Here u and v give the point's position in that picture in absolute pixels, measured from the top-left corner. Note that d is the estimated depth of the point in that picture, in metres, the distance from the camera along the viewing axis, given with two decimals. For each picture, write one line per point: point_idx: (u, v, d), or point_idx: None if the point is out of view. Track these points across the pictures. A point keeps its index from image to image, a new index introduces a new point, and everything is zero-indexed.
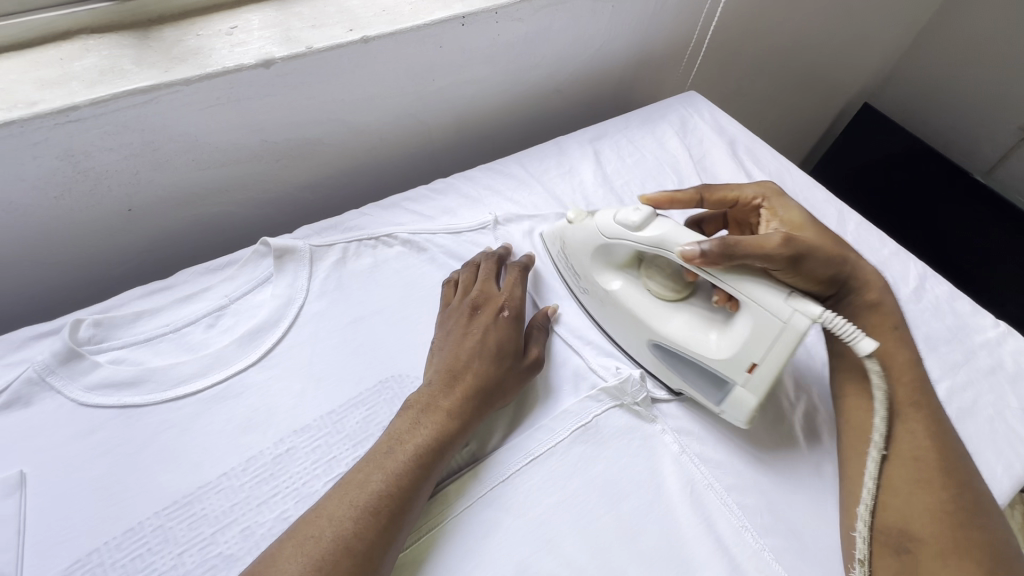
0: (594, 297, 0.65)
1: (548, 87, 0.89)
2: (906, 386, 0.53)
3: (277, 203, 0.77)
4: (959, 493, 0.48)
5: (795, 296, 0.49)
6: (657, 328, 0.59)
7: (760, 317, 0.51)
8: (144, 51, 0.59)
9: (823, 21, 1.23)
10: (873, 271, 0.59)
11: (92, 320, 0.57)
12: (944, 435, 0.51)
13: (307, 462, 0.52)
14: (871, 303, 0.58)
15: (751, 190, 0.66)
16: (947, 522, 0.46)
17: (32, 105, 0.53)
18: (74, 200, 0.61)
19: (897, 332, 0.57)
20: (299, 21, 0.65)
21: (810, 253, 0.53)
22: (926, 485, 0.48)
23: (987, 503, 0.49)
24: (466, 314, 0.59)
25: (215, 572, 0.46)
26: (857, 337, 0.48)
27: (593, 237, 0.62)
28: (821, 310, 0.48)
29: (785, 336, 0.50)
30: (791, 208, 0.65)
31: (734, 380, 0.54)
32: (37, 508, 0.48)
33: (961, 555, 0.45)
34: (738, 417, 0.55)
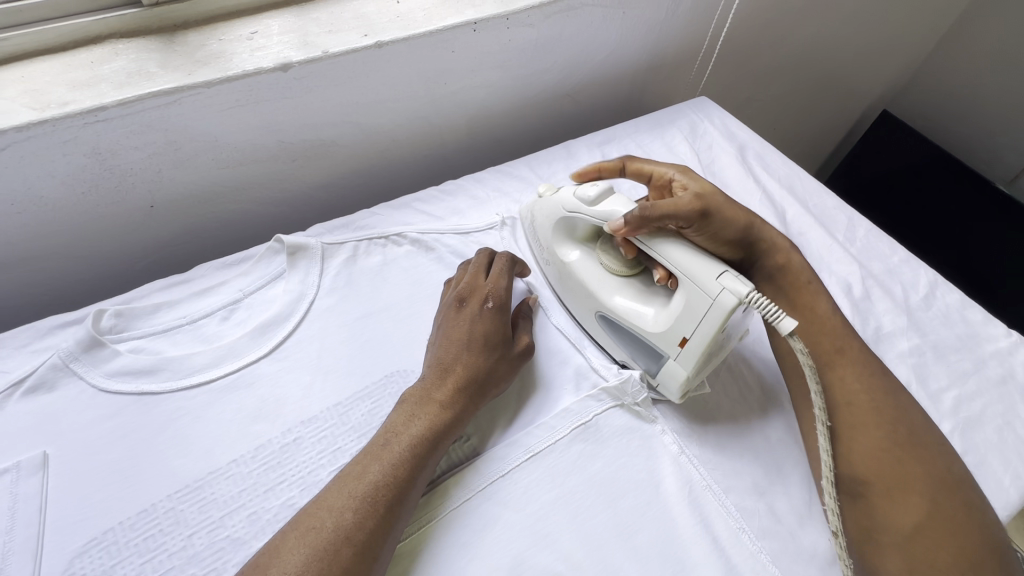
0: (553, 269, 0.67)
1: (558, 92, 0.91)
2: (830, 336, 0.59)
3: (292, 202, 0.80)
4: (894, 429, 0.53)
5: (726, 275, 0.52)
6: (602, 299, 0.62)
7: (693, 293, 0.54)
8: (170, 55, 0.62)
9: (839, 28, 1.22)
10: (779, 235, 0.66)
11: (113, 311, 0.60)
12: (872, 375, 0.56)
13: (313, 452, 0.54)
14: (780, 265, 0.65)
15: (666, 167, 0.68)
16: (888, 461, 0.51)
17: (64, 105, 0.56)
18: (100, 195, 0.64)
19: (810, 286, 0.63)
20: (317, 27, 0.67)
21: (715, 214, 0.62)
22: (862, 428, 0.53)
23: (924, 433, 0.53)
24: (454, 308, 0.60)
25: (223, 554, 0.48)
26: (778, 316, 0.50)
27: (556, 212, 0.65)
28: (748, 290, 0.51)
29: (713, 314, 0.53)
30: (700, 179, 0.65)
31: (667, 353, 0.57)
32: (58, 488, 0.50)
33: (905, 490, 0.50)
34: (670, 389, 0.58)
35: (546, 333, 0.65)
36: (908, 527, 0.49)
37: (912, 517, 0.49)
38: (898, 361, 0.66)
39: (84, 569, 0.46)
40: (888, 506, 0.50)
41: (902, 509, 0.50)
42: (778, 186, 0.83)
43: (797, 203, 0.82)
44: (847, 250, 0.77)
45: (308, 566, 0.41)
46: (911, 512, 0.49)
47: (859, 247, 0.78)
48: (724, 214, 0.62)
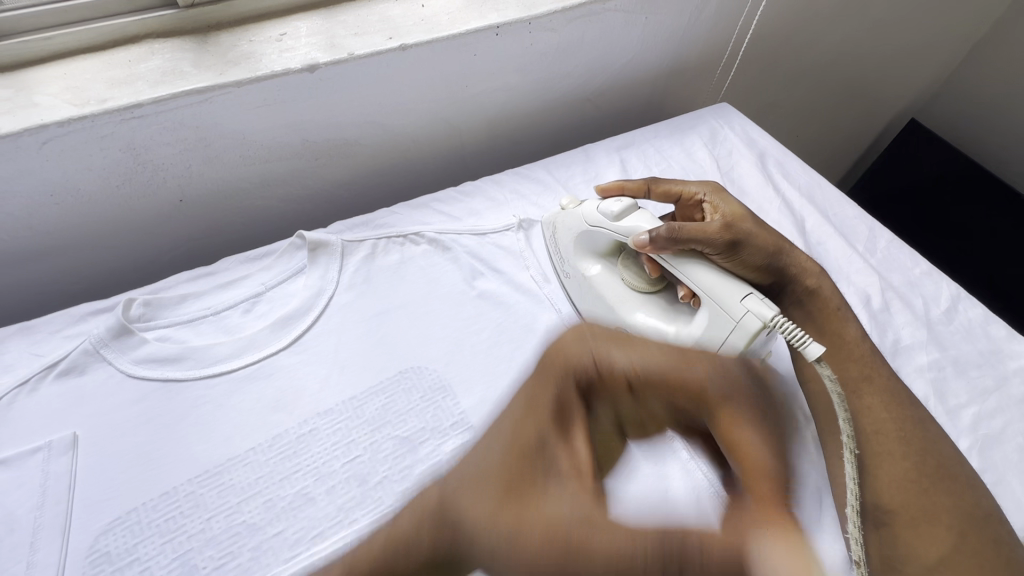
0: (573, 282, 0.68)
1: (578, 96, 0.91)
2: (857, 363, 0.58)
3: (314, 199, 0.82)
4: (921, 460, 0.53)
5: (752, 297, 0.53)
6: (624, 315, 0.62)
7: (718, 314, 0.54)
8: (203, 55, 0.64)
9: (866, 35, 1.20)
10: (808, 259, 0.65)
11: (142, 299, 0.62)
12: (900, 404, 0.56)
13: (328, 443, 0.55)
14: (809, 290, 0.63)
15: (695, 186, 0.68)
16: (913, 490, 0.51)
17: (102, 102, 0.59)
18: (133, 188, 0.67)
19: (839, 313, 0.62)
20: (343, 29, 0.69)
21: (747, 242, 0.61)
22: (889, 458, 0.53)
23: (951, 465, 0.53)
24: (524, 412, 0.32)
25: (239, 538, 0.49)
26: (807, 342, 0.49)
27: (579, 225, 0.66)
28: (774, 313, 0.51)
29: (736, 335, 0.52)
30: (732, 202, 0.66)
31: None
32: (87, 468, 0.52)
33: (930, 522, 0.50)
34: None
35: None
36: (933, 560, 0.48)
37: (936, 550, 0.48)
38: (917, 375, 0.65)
39: (109, 546, 0.48)
40: (913, 538, 0.49)
41: (927, 541, 0.49)
42: (797, 197, 0.82)
43: (816, 212, 0.81)
44: (867, 261, 0.76)
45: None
46: (934, 544, 0.49)
47: (880, 258, 0.77)
48: (756, 240, 0.62)
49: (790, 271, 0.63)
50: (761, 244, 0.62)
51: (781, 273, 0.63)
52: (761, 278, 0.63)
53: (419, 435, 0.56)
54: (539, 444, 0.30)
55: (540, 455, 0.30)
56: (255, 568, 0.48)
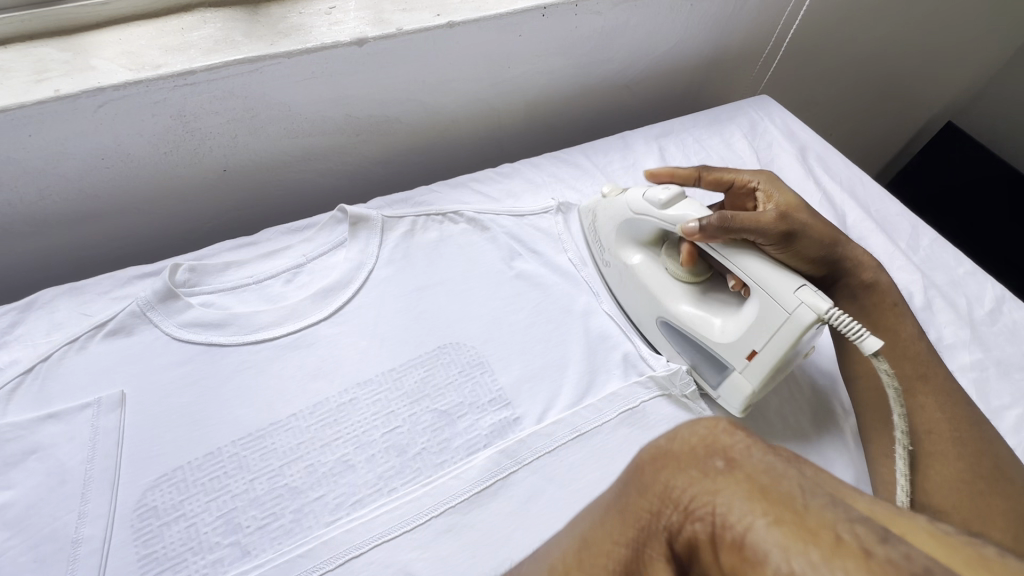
0: (615, 270, 0.68)
1: (618, 82, 0.90)
2: (911, 363, 0.58)
3: (352, 176, 0.82)
4: (977, 462, 0.52)
5: (804, 289, 0.52)
6: (666, 306, 0.62)
7: (768, 304, 0.54)
8: (254, 25, 0.64)
9: (910, 33, 1.18)
10: (865, 252, 0.64)
11: (187, 265, 0.63)
12: (955, 406, 0.55)
13: (368, 412, 0.56)
14: (865, 284, 0.63)
15: (747, 175, 0.67)
16: (966, 492, 0.50)
17: (156, 67, 0.59)
18: (179, 156, 0.68)
19: (895, 309, 0.61)
20: (391, 4, 0.69)
21: (802, 233, 0.60)
22: (941, 458, 0.52)
23: (1008, 468, 0.52)
24: (762, 503, 0.27)
25: (281, 500, 0.50)
26: (863, 335, 0.49)
27: (621, 212, 0.66)
28: (829, 306, 0.51)
29: (789, 328, 0.53)
30: (787, 191, 0.66)
31: (733, 365, 0.57)
32: (134, 425, 0.53)
33: (983, 524, 0.49)
34: (733, 403, 0.58)
35: (595, 317, 0.66)
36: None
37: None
38: (959, 374, 0.64)
39: (156, 501, 0.49)
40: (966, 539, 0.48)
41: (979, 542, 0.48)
42: (838, 191, 0.81)
43: (858, 207, 0.80)
44: (909, 259, 0.74)
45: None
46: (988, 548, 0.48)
47: (923, 257, 0.75)
48: (815, 232, 0.61)
49: (846, 264, 0.63)
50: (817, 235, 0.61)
51: (835, 266, 0.63)
52: (811, 269, 0.63)
53: (458, 409, 0.57)
54: (755, 549, 0.25)
55: (743, 559, 0.25)
56: (297, 530, 0.49)
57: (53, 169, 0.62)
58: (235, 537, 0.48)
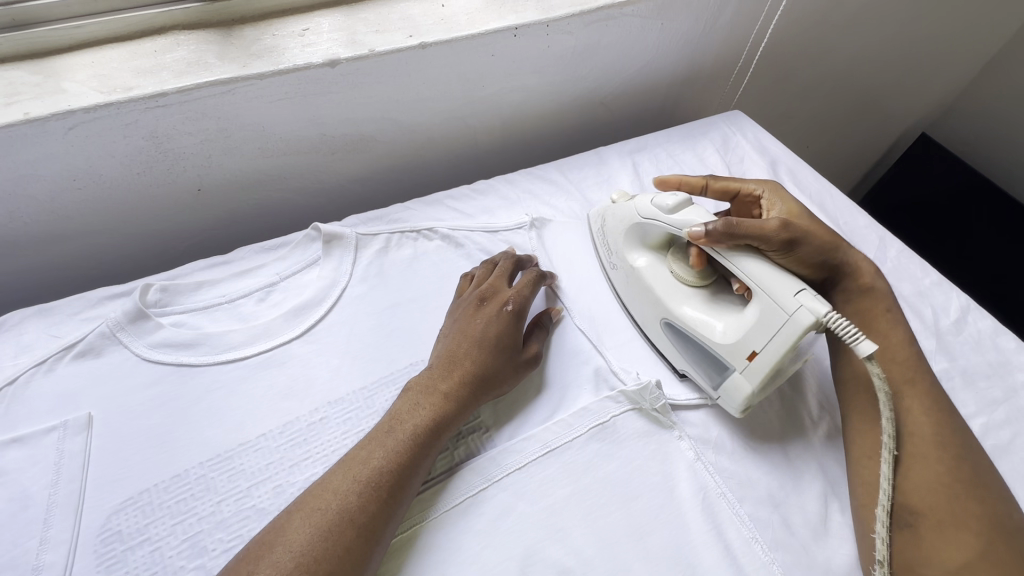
0: (621, 272, 0.69)
1: (592, 99, 0.92)
2: (899, 365, 0.58)
3: (328, 193, 0.83)
4: (954, 467, 0.52)
5: (804, 293, 0.52)
6: (670, 308, 0.62)
7: (769, 306, 0.54)
8: (227, 48, 0.65)
9: (881, 48, 1.21)
10: (864, 259, 0.65)
11: (159, 285, 0.63)
12: (938, 409, 0.55)
13: (338, 431, 0.55)
14: (864, 288, 0.64)
15: (753, 184, 0.70)
16: (944, 494, 0.50)
17: (128, 90, 0.60)
18: (153, 176, 0.68)
19: (888, 314, 0.63)
20: (364, 26, 0.70)
21: (805, 238, 0.60)
22: (923, 460, 0.52)
23: (985, 476, 0.52)
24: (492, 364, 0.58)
25: (248, 522, 0.50)
26: (859, 338, 0.49)
27: (630, 217, 0.67)
28: (827, 309, 0.50)
29: (789, 330, 0.52)
30: (790, 199, 0.68)
31: (733, 367, 0.57)
32: (101, 447, 0.53)
33: (957, 527, 0.49)
34: (732, 405, 0.58)
35: (567, 334, 0.66)
36: (957, 565, 0.48)
37: (961, 555, 0.48)
38: None
39: (121, 525, 0.49)
40: (938, 541, 0.49)
41: (952, 544, 0.49)
42: (808, 205, 0.83)
43: (827, 220, 0.81)
44: None
45: (311, 546, 0.42)
46: (960, 549, 0.48)
47: (890, 268, 0.77)
48: (818, 234, 0.62)
49: (844, 269, 0.64)
50: (821, 239, 0.62)
51: (832, 270, 0.64)
52: (812, 274, 0.63)
53: None
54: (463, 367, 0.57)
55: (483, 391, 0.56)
56: None
57: (24, 191, 0.62)
58: (201, 561, 0.48)
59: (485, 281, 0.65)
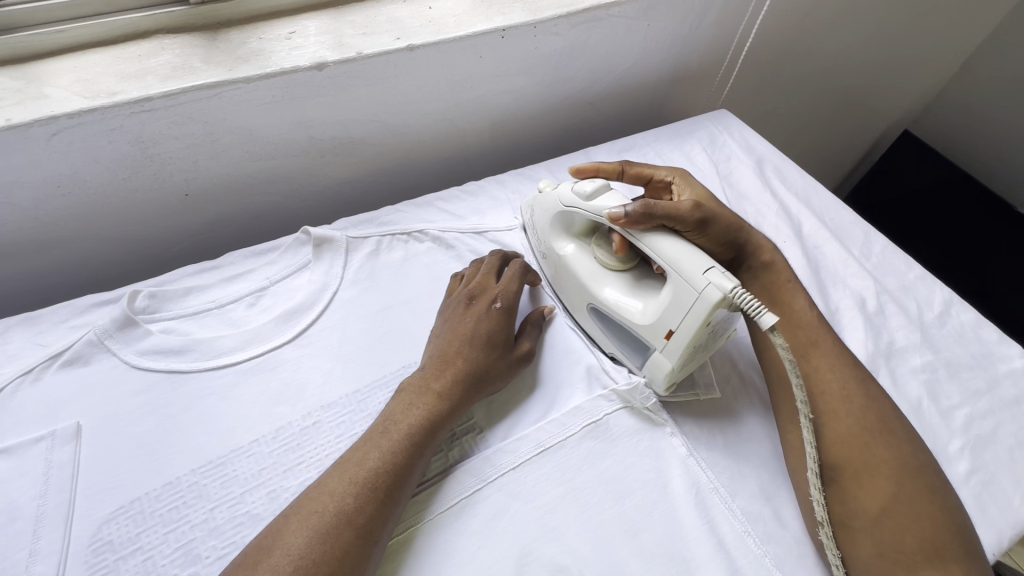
0: (550, 261, 0.69)
1: (580, 99, 0.93)
2: (803, 330, 0.61)
3: (318, 196, 0.83)
4: (863, 416, 0.54)
5: (713, 270, 0.52)
6: (593, 292, 0.63)
7: (680, 286, 0.54)
8: (213, 51, 0.65)
9: (863, 47, 1.23)
10: (766, 238, 0.68)
11: (147, 291, 0.62)
12: (843, 364, 0.58)
13: (331, 435, 0.55)
14: (765, 264, 0.66)
15: (664, 170, 0.72)
16: (857, 446, 0.53)
17: (112, 95, 0.59)
18: (139, 181, 0.67)
19: (789, 284, 0.65)
20: (351, 29, 0.70)
21: (714, 217, 0.63)
22: (834, 416, 0.55)
23: (892, 420, 0.55)
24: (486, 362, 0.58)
25: (242, 529, 0.49)
26: (761, 311, 0.49)
27: (554, 205, 0.67)
28: (734, 285, 0.51)
29: (700, 307, 0.53)
30: (696, 185, 0.71)
31: (653, 344, 0.58)
32: (90, 457, 0.52)
33: (873, 474, 0.51)
34: (658, 382, 0.59)
35: (558, 333, 0.67)
36: (877, 510, 0.50)
37: (880, 501, 0.50)
38: (910, 376, 0.66)
39: (112, 535, 0.48)
40: (858, 492, 0.51)
41: (871, 492, 0.51)
42: (795, 202, 0.84)
43: (813, 217, 0.82)
44: (862, 265, 0.77)
45: (310, 550, 0.42)
46: (878, 496, 0.50)
47: (874, 263, 0.78)
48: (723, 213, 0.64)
49: (750, 246, 0.66)
50: (728, 218, 0.64)
51: (741, 249, 0.66)
52: (721, 252, 0.65)
53: None
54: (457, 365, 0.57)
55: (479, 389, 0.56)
56: None
57: (6, 198, 0.61)
58: (194, 568, 0.47)
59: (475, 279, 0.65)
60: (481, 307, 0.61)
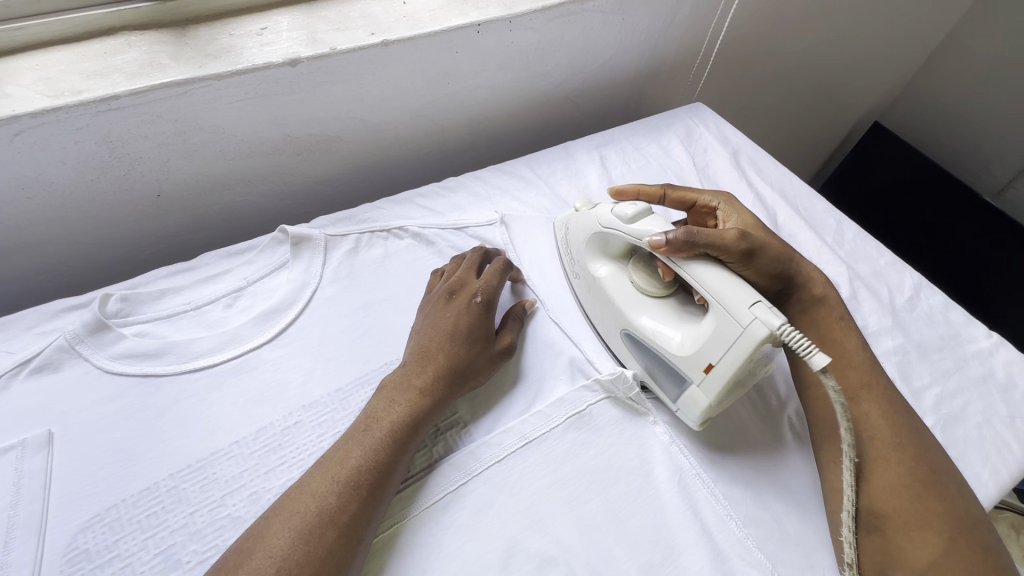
0: (583, 283, 0.69)
1: (557, 94, 0.93)
2: (855, 371, 0.59)
3: (295, 196, 0.82)
4: (914, 466, 0.53)
5: (759, 305, 0.51)
6: (629, 318, 0.62)
7: (724, 320, 0.53)
8: (182, 48, 0.63)
9: (834, 40, 1.25)
10: (816, 270, 0.67)
11: (119, 295, 0.61)
12: (895, 410, 0.56)
13: (313, 435, 0.55)
14: (815, 298, 0.65)
15: (709, 196, 0.72)
16: (907, 496, 0.51)
17: (77, 94, 0.58)
18: (107, 182, 0.66)
19: (840, 323, 0.64)
20: (324, 24, 0.69)
21: (763, 249, 0.61)
22: (885, 464, 0.53)
23: (944, 473, 0.53)
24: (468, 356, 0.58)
25: (224, 532, 0.49)
26: (812, 351, 0.47)
27: (591, 227, 0.67)
28: (780, 322, 0.50)
29: (742, 344, 0.51)
30: (744, 212, 0.70)
31: (691, 379, 0.56)
32: (63, 465, 0.51)
33: (922, 528, 0.50)
34: (691, 417, 0.57)
35: (541, 326, 0.67)
36: (924, 565, 0.49)
37: (927, 553, 0.49)
38: (884, 359, 0.68)
39: (88, 544, 0.47)
40: (904, 542, 0.50)
41: (918, 545, 0.50)
42: (770, 192, 0.86)
43: (788, 207, 0.84)
44: (835, 253, 0.79)
45: (293, 550, 0.42)
46: (926, 548, 0.49)
47: (847, 251, 0.80)
48: (772, 246, 0.63)
49: (799, 279, 0.65)
50: (775, 250, 0.63)
51: (790, 282, 0.64)
52: (768, 283, 0.64)
53: None
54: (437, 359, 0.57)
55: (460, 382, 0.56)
56: None
57: None
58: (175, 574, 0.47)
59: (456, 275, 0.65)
60: (461, 302, 0.61)
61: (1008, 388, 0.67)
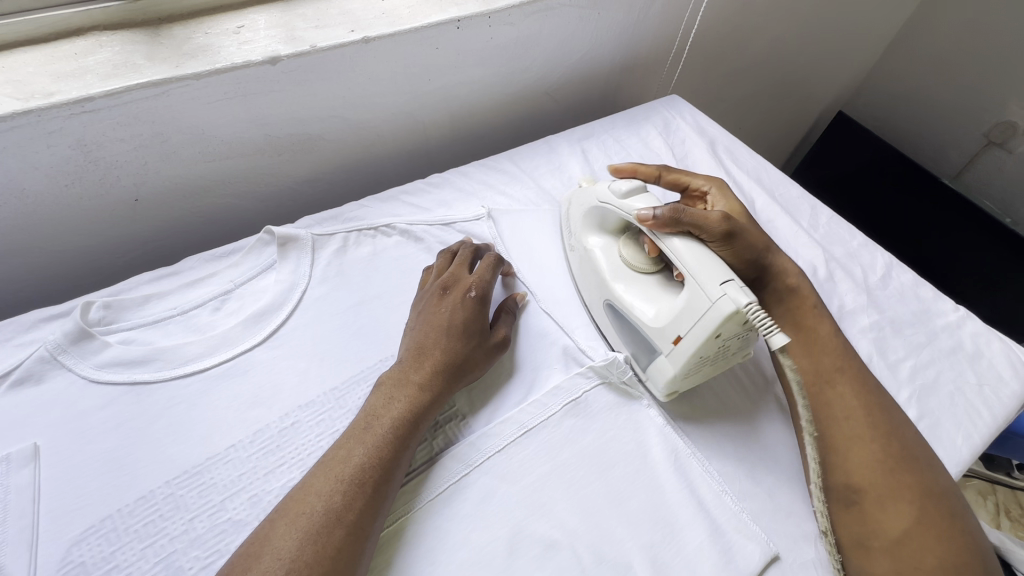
0: (575, 254, 0.72)
1: (537, 89, 0.94)
2: (829, 357, 0.62)
3: (277, 196, 0.81)
4: (886, 444, 0.55)
5: (730, 284, 0.53)
6: (611, 287, 0.65)
7: (695, 293, 0.55)
8: (157, 47, 0.62)
9: (800, 33, 1.29)
10: (792, 263, 0.69)
11: (101, 302, 0.59)
12: (868, 392, 0.59)
13: (311, 434, 0.54)
14: (790, 288, 0.67)
15: (701, 181, 0.74)
16: (883, 472, 0.54)
17: (50, 96, 0.56)
18: (83, 188, 0.64)
19: (815, 310, 0.66)
20: (303, 22, 0.68)
21: (742, 234, 0.64)
22: (860, 441, 0.56)
23: (916, 450, 0.56)
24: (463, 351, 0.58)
25: (226, 536, 0.48)
26: (772, 330, 0.50)
27: (591, 201, 0.70)
28: (748, 301, 0.52)
29: (710, 317, 0.53)
30: (732, 201, 0.72)
31: (660, 349, 0.59)
32: (52, 478, 0.49)
33: (895, 500, 0.52)
34: (659, 387, 0.60)
35: (533, 318, 0.67)
36: (898, 532, 0.51)
37: (898, 520, 0.52)
38: (860, 335, 0.71)
39: (84, 556, 0.46)
40: (880, 513, 0.52)
41: (892, 515, 0.52)
42: (746, 180, 0.88)
43: (764, 193, 0.87)
44: (811, 236, 0.82)
45: (301, 551, 0.42)
46: (897, 516, 0.52)
47: (822, 234, 0.83)
48: (750, 234, 0.65)
49: (773, 270, 0.67)
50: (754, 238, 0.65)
51: (763, 271, 0.67)
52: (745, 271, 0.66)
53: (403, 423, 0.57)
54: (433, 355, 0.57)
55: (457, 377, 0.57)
56: None
57: None
58: None
59: (446, 271, 0.65)
60: (455, 298, 0.61)
61: (975, 357, 0.70)
